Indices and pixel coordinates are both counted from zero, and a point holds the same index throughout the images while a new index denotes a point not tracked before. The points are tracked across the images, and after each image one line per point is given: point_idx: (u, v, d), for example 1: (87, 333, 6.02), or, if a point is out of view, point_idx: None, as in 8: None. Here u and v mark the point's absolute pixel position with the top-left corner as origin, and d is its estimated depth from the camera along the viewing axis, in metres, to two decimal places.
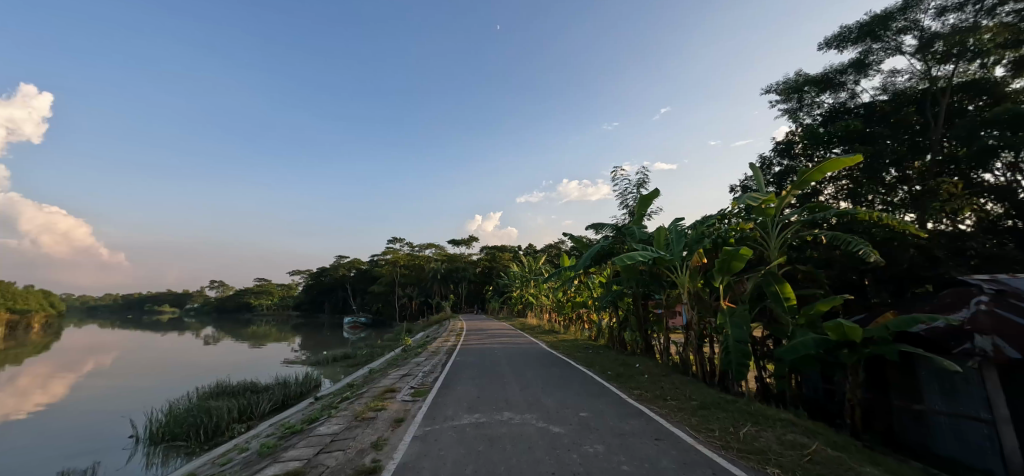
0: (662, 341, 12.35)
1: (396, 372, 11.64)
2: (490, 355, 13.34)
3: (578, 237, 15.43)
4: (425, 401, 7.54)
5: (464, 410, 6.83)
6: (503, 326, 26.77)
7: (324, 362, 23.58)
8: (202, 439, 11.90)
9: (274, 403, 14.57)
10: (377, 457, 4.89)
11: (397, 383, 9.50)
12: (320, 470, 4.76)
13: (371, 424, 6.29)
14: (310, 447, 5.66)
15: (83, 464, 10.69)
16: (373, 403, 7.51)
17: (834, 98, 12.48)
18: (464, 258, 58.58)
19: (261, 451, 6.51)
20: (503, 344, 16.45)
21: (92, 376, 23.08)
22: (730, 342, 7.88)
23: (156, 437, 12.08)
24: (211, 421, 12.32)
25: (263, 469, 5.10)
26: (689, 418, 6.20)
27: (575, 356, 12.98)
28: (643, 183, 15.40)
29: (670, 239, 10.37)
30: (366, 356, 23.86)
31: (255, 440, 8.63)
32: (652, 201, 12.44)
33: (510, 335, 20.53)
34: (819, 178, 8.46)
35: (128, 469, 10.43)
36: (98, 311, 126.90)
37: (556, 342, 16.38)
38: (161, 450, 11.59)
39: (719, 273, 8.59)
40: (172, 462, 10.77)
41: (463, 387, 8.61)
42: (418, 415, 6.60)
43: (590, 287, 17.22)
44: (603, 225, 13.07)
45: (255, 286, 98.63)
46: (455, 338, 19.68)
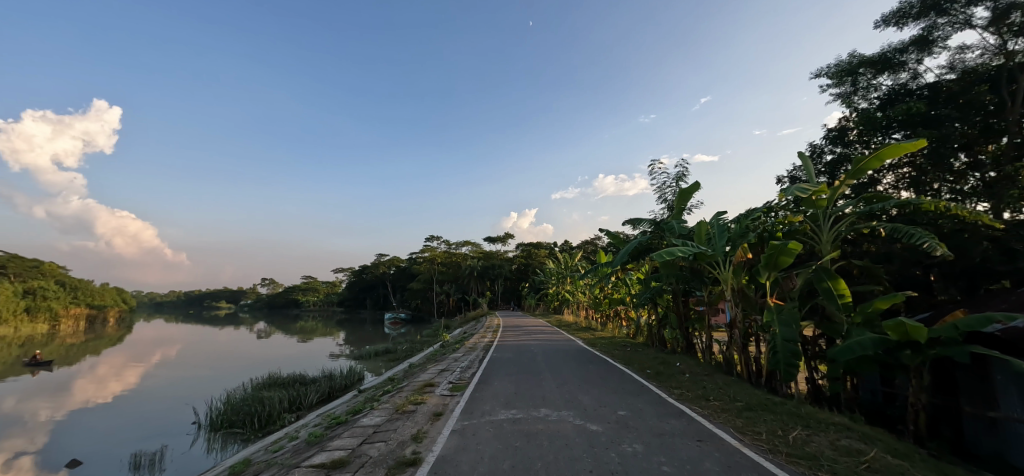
0: (704, 339, 11.97)
1: (435, 367, 11.89)
2: (527, 352, 13.37)
3: (615, 233, 15.18)
4: (462, 396, 7.67)
5: (501, 405, 6.89)
6: (540, 323, 26.75)
7: (367, 356, 24.42)
8: (256, 428, 12.66)
9: (321, 394, 15.27)
10: (417, 449, 5.02)
11: (436, 378, 9.72)
12: (363, 460, 4.94)
13: (411, 417, 6.46)
14: (354, 437, 5.89)
15: (154, 447, 11.66)
16: (413, 397, 7.70)
17: (893, 80, 11.58)
18: (499, 255, 58.98)
19: (309, 440, 6.85)
20: (540, 341, 16.44)
21: (160, 367, 25.05)
22: (778, 341, 7.50)
23: (216, 424, 12.95)
24: (265, 410, 13.07)
25: (311, 457, 5.35)
26: (734, 420, 5.98)
27: (613, 353, 12.80)
28: (682, 176, 14.96)
29: (712, 233, 9.99)
30: (406, 351, 24.50)
31: (303, 429, 9.09)
32: (692, 194, 12.04)
33: (547, 332, 20.47)
34: (877, 167, 7.88)
35: (192, 453, 11.27)
36: (165, 307, 137.68)
37: (593, 340, 16.18)
38: (221, 436, 12.41)
39: (765, 269, 8.20)
40: (230, 448, 11.53)
41: (499, 383, 8.67)
42: (456, 409, 6.72)
43: (628, 284, 16.89)
44: (641, 220, 12.77)
45: (302, 284, 103.62)
46: (491, 335, 19.84)
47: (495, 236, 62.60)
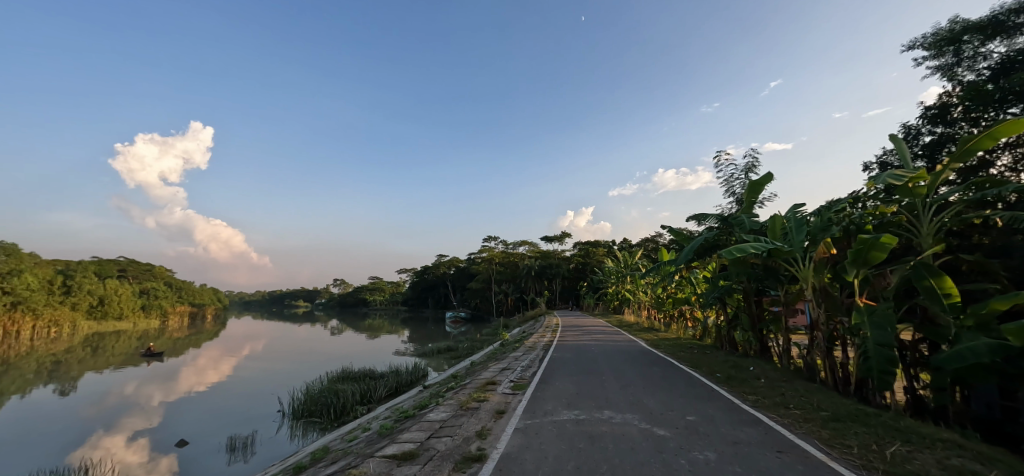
0: (781, 342, 11.11)
1: (496, 365, 12.07)
2: (588, 352, 13.16)
3: (678, 230, 14.54)
4: (525, 395, 7.73)
5: (564, 405, 6.87)
6: (600, 323, 26.27)
7: (430, 353, 25.32)
8: (333, 418, 13.59)
9: (390, 389, 16.06)
10: (482, 445, 5.13)
11: (498, 376, 9.85)
12: (431, 453, 5.14)
13: (475, 414, 6.61)
14: (422, 431, 6.13)
15: (247, 431, 12.89)
16: (476, 394, 7.87)
17: (1008, 45, 9.97)
18: (557, 254, 58.63)
19: (381, 431, 7.22)
20: (600, 341, 16.12)
21: (250, 359, 27.65)
22: (870, 345, 6.79)
23: (297, 413, 14.07)
24: (339, 402, 14.00)
25: (384, 448, 5.64)
26: (819, 431, 5.50)
27: (679, 356, 12.26)
28: (752, 166, 14.03)
29: (789, 227, 9.25)
30: (467, 349, 25.08)
31: (375, 421, 9.61)
32: (764, 187, 11.24)
33: (607, 332, 20.04)
34: (990, 146, 6.88)
35: (278, 438, 12.33)
36: (253, 305, 151.69)
37: (657, 341, 15.58)
38: (302, 424, 13.47)
39: (852, 267, 7.47)
40: (311, 435, 12.48)
41: (561, 383, 8.62)
42: (519, 408, 6.79)
43: (694, 283, 16.09)
44: (707, 215, 12.13)
45: (370, 284, 109.64)
46: (550, 334, 19.75)
47: (552, 236, 62.37)
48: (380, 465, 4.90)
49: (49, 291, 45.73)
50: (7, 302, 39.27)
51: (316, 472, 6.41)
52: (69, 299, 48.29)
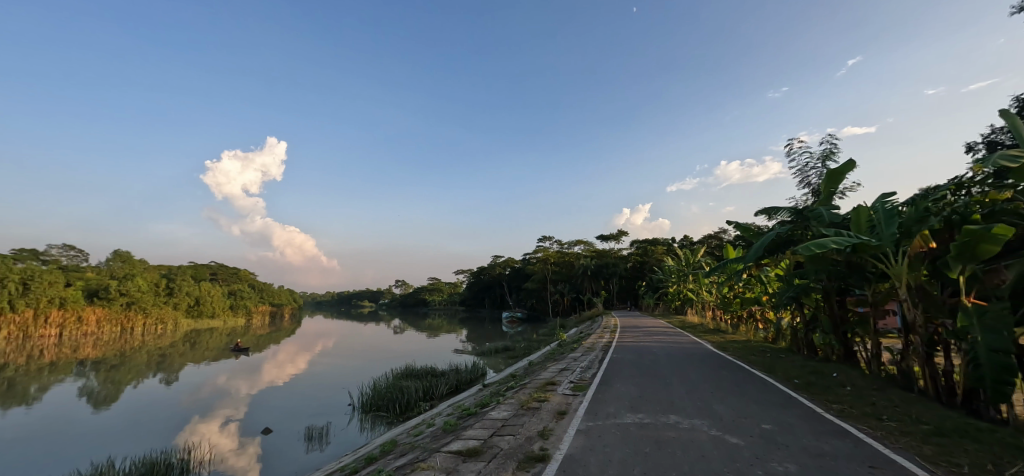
0: (869, 347, 10.08)
1: (555, 365, 12.03)
2: (649, 354, 12.73)
3: (746, 225, 13.68)
4: (585, 396, 7.64)
5: (626, 408, 6.71)
6: (661, 324, 25.34)
7: (488, 353, 25.75)
8: (398, 413, 14.24)
9: (450, 386, 16.53)
10: (545, 445, 5.14)
11: (557, 377, 9.80)
12: (495, 451, 5.23)
13: (536, 413, 6.64)
14: (485, 429, 6.25)
15: (322, 422, 13.84)
16: (536, 394, 7.89)
17: None
18: (613, 253, 57.37)
19: (445, 427, 7.45)
20: (662, 342, 15.54)
21: (323, 356, 29.66)
22: (979, 351, 6.01)
23: (366, 407, 14.87)
24: (404, 398, 14.62)
25: (449, 443, 5.81)
26: (919, 446, 4.93)
27: (750, 359, 11.53)
28: (831, 153, 12.90)
29: (877, 219, 8.42)
30: (524, 348, 25.25)
31: (438, 417, 9.93)
32: (845, 175, 10.28)
33: (669, 334, 19.29)
34: None
35: (350, 430, 13.11)
36: (324, 305, 162.58)
37: (724, 343, 14.76)
38: (370, 417, 14.23)
39: (956, 262, 6.65)
40: (379, 428, 13.15)
41: (622, 385, 8.43)
42: (580, 409, 6.73)
43: (764, 281, 15.09)
44: (778, 209, 11.32)
45: (429, 284, 113.44)
46: (609, 335, 19.36)
47: (608, 235, 61.08)
48: (447, 460, 5.06)
49: (156, 293, 51.93)
50: (122, 302, 45.78)
51: (386, 463, 6.74)
52: (171, 300, 54.55)
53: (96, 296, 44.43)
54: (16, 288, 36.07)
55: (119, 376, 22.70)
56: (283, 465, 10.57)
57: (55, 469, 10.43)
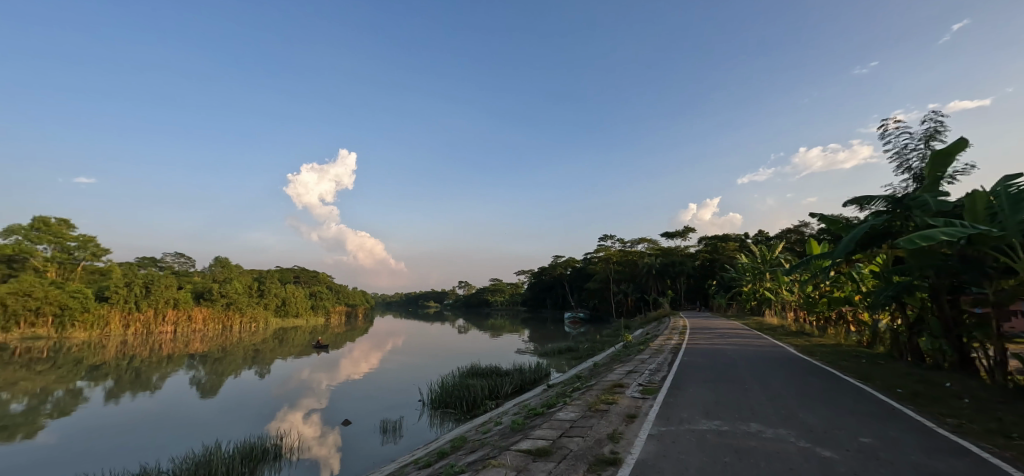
0: (991, 354, 8.80)
1: (621, 367, 11.75)
2: (724, 357, 12.04)
3: (832, 217, 12.50)
4: (656, 400, 7.39)
5: (701, 414, 6.40)
6: (735, 325, 23.79)
7: (551, 353, 25.70)
8: (465, 410, 14.66)
9: (515, 386, 16.69)
10: (615, 449, 5.05)
11: (625, 379, 9.56)
12: (565, 452, 5.22)
13: (605, 416, 6.53)
14: (553, 429, 6.26)
15: (395, 416, 14.62)
16: (604, 396, 7.76)
17: None
18: (680, 251, 54.83)
19: (513, 426, 7.54)
20: (737, 345, 14.62)
21: (394, 353, 31.30)
22: None
23: (435, 403, 15.48)
24: (470, 396, 15.03)
25: (518, 442, 5.89)
26: None
27: (841, 365, 10.52)
28: (937, 132, 11.41)
29: (999, 206, 7.32)
30: (587, 349, 24.92)
31: (505, 416, 10.10)
32: (956, 156, 9.05)
33: (745, 336, 18.10)
34: None
35: (420, 425, 13.72)
36: (393, 305, 171.37)
37: (810, 347, 13.59)
38: (440, 414, 14.79)
39: None
40: (447, 424, 13.64)
41: (696, 390, 8.04)
42: (651, 413, 6.53)
43: (856, 278, 13.65)
44: (872, 197, 10.21)
45: (491, 285, 115.48)
46: (678, 336, 18.54)
47: (673, 232, 58.47)
48: (517, 459, 5.14)
49: (250, 294, 57.80)
50: (222, 303, 51.43)
51: (457, 458, 6.98)
52: (263, 301, 60.42)
53: (202, 297, 51.54)
54: (139, 289, 43.47)
55: (223, 368, 25.59)
56: (361, 454, 11.30)
57: (174, 448, 12.01)
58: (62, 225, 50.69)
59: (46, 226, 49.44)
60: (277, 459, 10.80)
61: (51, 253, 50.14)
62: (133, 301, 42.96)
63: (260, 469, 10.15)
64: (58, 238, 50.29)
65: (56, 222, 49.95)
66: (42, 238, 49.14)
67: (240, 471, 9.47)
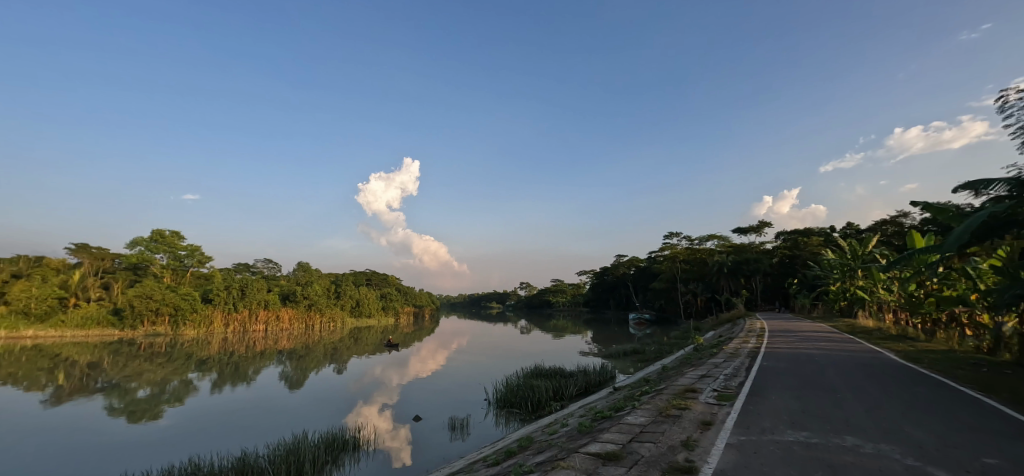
0: None
1: (693, 371, 11.20)
2: (810, 362, 11.08)
3: (939, 205, 11.06)
4: (734, 407, 6.96)
5: (786, 424, 5.96)
6: (822, 327, 21.73)
7: (616, 355, 25.07)
8: (530, 410, 14.75)
9: (580, 388, 16.48)
10: (690, 457, 4.84)
11: (698, 384, 9.10)
12: (635, 458, 5.09)
13: (678, 422, 6.28)
14: (623, 433, 6.12)
15: (462, 414, 15.05)
16: (676, 401, 7.44)
17: None
18: (754, 248, 51.14)
19: (580, 428, 7.47)
20: (826, 349, 13.37)
21: (460, 353, 32.18)
22: None
23: (500, 403, 15.74)
24: (535, 396, 15.09)
25: (587, 444, 5.84)
26: None
27: (954, 374, 9.27)
28: None
29: None
30: (655, 352, 24.01)
31: (571, 418, 10.03)
32: None
33: (834, 339, 16.50)
34: None
35: (487, 423, 14.02)
36: (458, 306, 176.51)
37: (915, 353, 12.09)
38: (505, 413, 15.01)
39: None
40: (512, 424, 13.81)
41: (778, 398, 7.46)
42: (729, 421, 6.16)
43: (972, 275, 11.93)
44: (990, 181, 8.91)
45: (552, 285, 115.08)
46: (755, 339, 17.28)
47: (746, 227, 54.65)
48: (586, 461, 5.10)
49: (328, 296, 62.30)
50: (304, 304, 55.96)
51: (525, 458, 7.03)
52: (339, 302, 64.86)
53: (288, 298, 56.55)
54: (236, 292, 48.59)
55: (306, 364, 27.80)
56: (431, 449, 11.76)
57: (266, 436, 13.23)
58: (174, 236, 57.97)
59: (162, 238, 56.81)
60: (356, 449, 11.56)
61: (167, 261, 57.60)
62: (231, 302, 48.10)
63: (341, 459, 10.94)
64: (171, 248, 57.56)
65: (169, 234, 57.23)
66: (159, 248, 56.58)
67: (324, 460, 10.25)
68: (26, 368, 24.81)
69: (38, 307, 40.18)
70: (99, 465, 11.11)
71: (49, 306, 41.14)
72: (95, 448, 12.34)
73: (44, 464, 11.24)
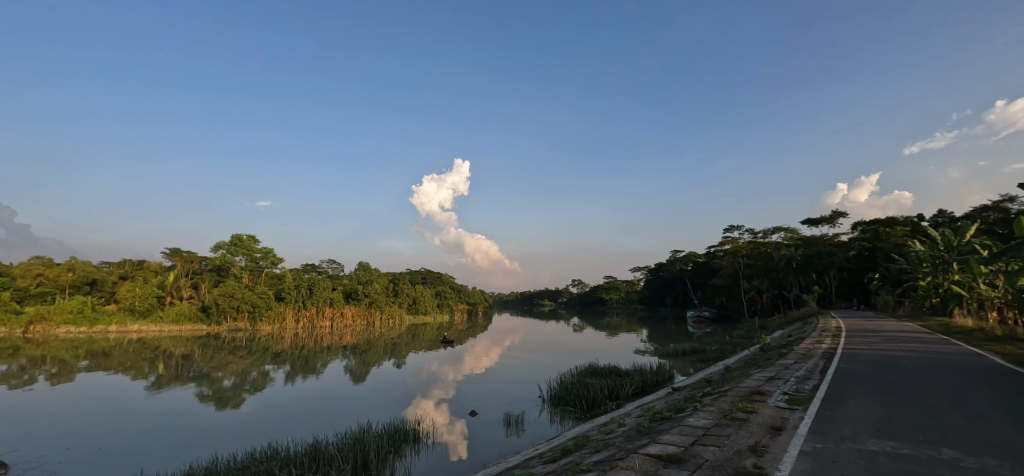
0: None
1: (760, 373, 10.56)
2: (895, 365, 10.15)
3: None
4: (808, 412, 6.49)
5: (869, 432, 5.48)
6: (910, 327, 19.61)
7: (674, 355, 24.13)
8: (586, 409, 14.62)
9: (636, 387, 16.08)
10: (759, 463, 4.60)
11: (766, 386, 8.56)
12: (698, 461, 4.91)
13: (745, 426, 5.96)
14: (684, 436, 5.91)
15: (517, 411, 15.22)
16: (742, 404, 7.06)
17: None
18: (827, 240, 47.16)
19: (639, 429, 7.30)
20: (914, 351, 12.15)
21: (513, 350, 32.48)
22: None
23: (554, 400, 15.73)
24: (590, 395, 14.90)
25: (646, 445, 5.71)
26: None
27: None
28: None
29: None
30: (717, 352, 22.94)
31: (628, 418, 9.80)
32: None
33: (925, 340, 14.93)
34: None
35: (541, 421, 14.08)
36: (510, 304, 177.75)
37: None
38: (560, 411, 14.98)
39: None
40: (567, 422, 13.76)
41: (860, 404, 6.86)
42: (802, 427, 5.75)
43: None
44: None
45: (606, 282, 112.85)
46: (830, 339, 16.00)
47: (817, 218, 50.61)
48: (645, 463, 4.99)
49: (387, 294, 65.20)
50: (365, 301, 58.93)
51: (582, 457, 6.99)
52: (397, 300, 67.71)
53: (351, 296, 59.81)
54: (304, 291, 52.21)
55: (369, 359, 29.32)
56: (487, 445, 11.97)
57: (334, 425, 14.11)
58: (250, 240, 63.18)
59: (240, 241, 62.21)
60: (416, 441, 12.05)
61: (245, 263, 62.86)
62: (300, 300, 51.67)
63: (403, 449, 11.45)
64: (248, 251, 62.71)
65: (246, 238, 62.49)
66: (238, 251, 61.95)
67: (387, 450, 10.77)
68: (133, 359, 28.16)
69: (141, 305, 45.69)
70: (195, 446, 12.43)
71: (151, 303, 46.43)
72: (190, 431, 13.82)
73: (149, 445, 12.68)
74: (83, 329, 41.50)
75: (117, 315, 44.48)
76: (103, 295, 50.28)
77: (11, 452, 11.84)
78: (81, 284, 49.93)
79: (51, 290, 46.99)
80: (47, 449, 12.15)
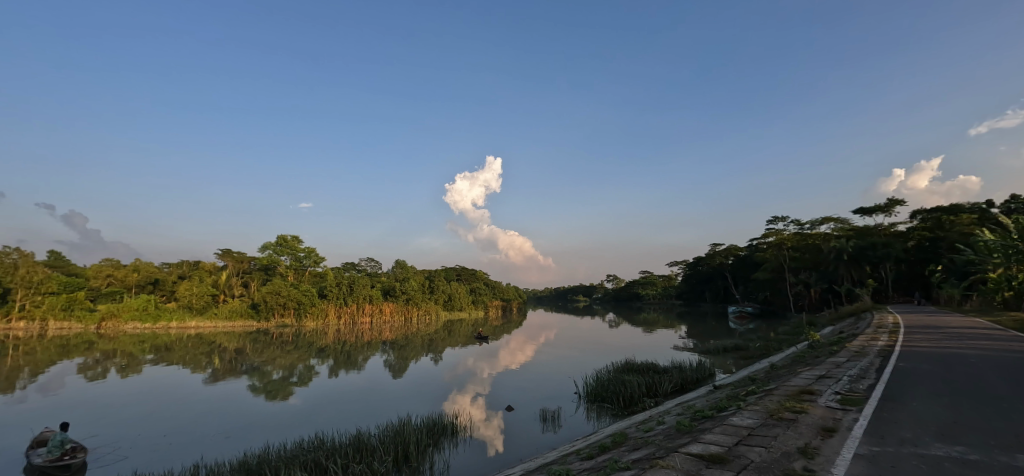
0: None
1: (808, 371, 9.98)
2: (964, 364, 9.34)
3: None
4: (863, 413, 6.14)
5: (933, 435, 5.15)
6: (981, 323, 18.07)
7: (715, 352, 23.31)
8: (623, 405, 14.42)
9: (675, 385, 15.70)
10: (810, 465, 4.41)
11: (816, 385, 8.13)
12: (744, 462, 4.76)
13: (794, 427, 5.69)
14: (728, 435, 5.72)
15: (553, 407, 15.25)
16: (789, 403, 6.76)
17: None
18: (881, 231, 44.29)
19: (679, 427, 7.14)
20: (987, 349, 11.11)
21: (547, 346, 32.30)
22: None
23: (590, 396, 15.58)
24: (627, 391, 14.64)
25: (687, 445, 5.59)
26: None
27: None
28: None
29: None
30: (761, 349, 21.93)
31: (667, 416, 9.54)
32: None
33: (999, 336, 13.65)
34: None
35: (578, 417, 14.00)
36: (543, 301, 178.92)
37: None
38: (596, 407, 14.85)
39: None
40: (604, 419, 13.63)
41: (924, 405, 6.42)
42: (856, 429, 5.46)
43: None
44: None
45: (642, 278, 110.20)
46: (887, 336, 14.87)
47: (871, 207, 47.52)
48: (687, 462, 4.89)
49: (423, 291, 66.59)
50: (402, 297, 60.40)
51: (620, 454, 6.94)
52: (433, 297, 68.94)
53: (389, 293, 61.45)
54: (346, 288, 54.11)
55: (407, 354, 30.09)
56: (522, 441, 11.99)
57: (377, 417, 14.65)
58: (294, 240, 66.11)
59: (286, 242, 65.21)
60: (454, 435, 12.26)
61: (290, 262, 65.86)
62: (341, 297, 53.57)
63: (442, 443, 11.69)
64: (293, 251, 65.66)
65: (291, 239, 65.44)
66: (283, 251, 64.97)
67: (426, 443, 11.04)
68: (192, 353, 30.22)
69: (198, 302, 48.89)
70: (250, 435, 13.20)
71: (206, 301, 49.53)
72: (244, 420, 14.71)
73: (207, 432, 13.54)
74: (148, 325, 44.79)
75: (176, 312, 47.80)
76: (165, 293, 54.15)
77: (90, 437, 13.00)
78: (145, 284, 53.87)
79: (120, 290, 51.10)
80: (120, 435, 13.25)
